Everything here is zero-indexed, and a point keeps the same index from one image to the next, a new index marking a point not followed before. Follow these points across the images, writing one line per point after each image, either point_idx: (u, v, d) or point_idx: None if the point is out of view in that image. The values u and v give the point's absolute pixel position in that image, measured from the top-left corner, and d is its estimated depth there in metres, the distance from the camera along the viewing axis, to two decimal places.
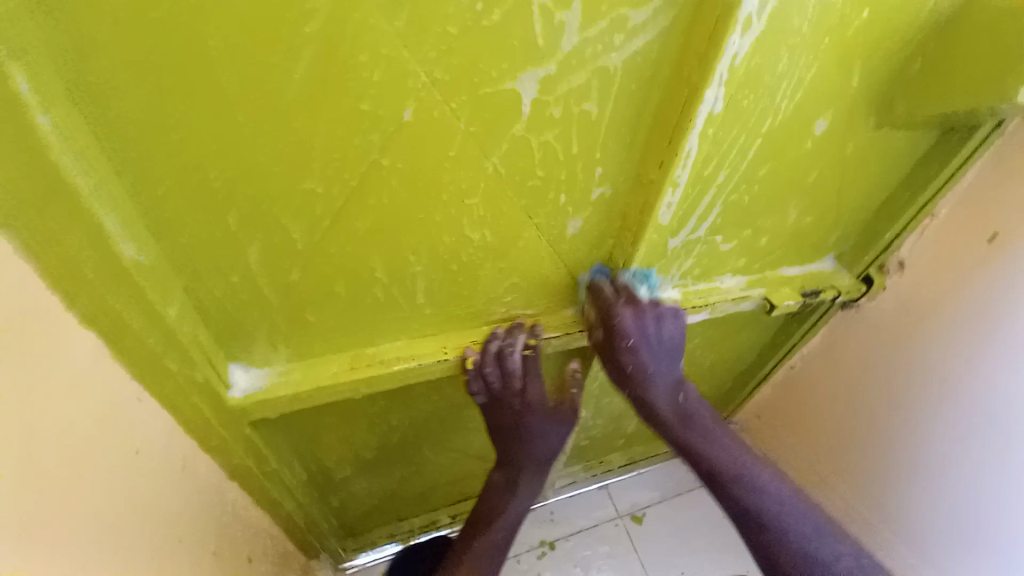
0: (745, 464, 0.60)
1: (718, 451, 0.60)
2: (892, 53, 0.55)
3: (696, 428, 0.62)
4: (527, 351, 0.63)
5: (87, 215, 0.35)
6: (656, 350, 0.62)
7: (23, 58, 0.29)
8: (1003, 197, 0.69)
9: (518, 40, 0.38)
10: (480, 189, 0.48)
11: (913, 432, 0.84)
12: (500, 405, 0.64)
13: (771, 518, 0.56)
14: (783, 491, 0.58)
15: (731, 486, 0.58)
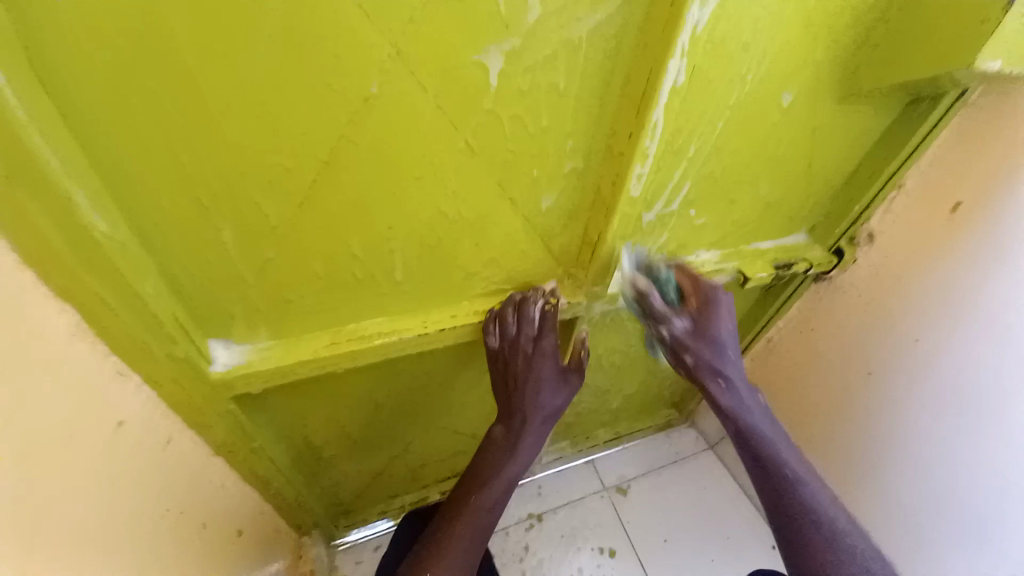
0: (805, 471, 0.62)
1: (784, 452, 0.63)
2: (853, 27, 0.56)
3: (760, 424, 0.65)
4: (546, 306, 0.67)
5: (55, 192, 0.35)
6: (733, 342, 0.67)
7: None
8: (967, 169, 0.71)
9: (481, 12, 0.39)
10: (451, 163, 0.49)
11: (887, 400, 0.88)
12: (514, 351, 0.66)
13: (827, 523, 0.58)
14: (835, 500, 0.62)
15: (796, 485, 0.61)
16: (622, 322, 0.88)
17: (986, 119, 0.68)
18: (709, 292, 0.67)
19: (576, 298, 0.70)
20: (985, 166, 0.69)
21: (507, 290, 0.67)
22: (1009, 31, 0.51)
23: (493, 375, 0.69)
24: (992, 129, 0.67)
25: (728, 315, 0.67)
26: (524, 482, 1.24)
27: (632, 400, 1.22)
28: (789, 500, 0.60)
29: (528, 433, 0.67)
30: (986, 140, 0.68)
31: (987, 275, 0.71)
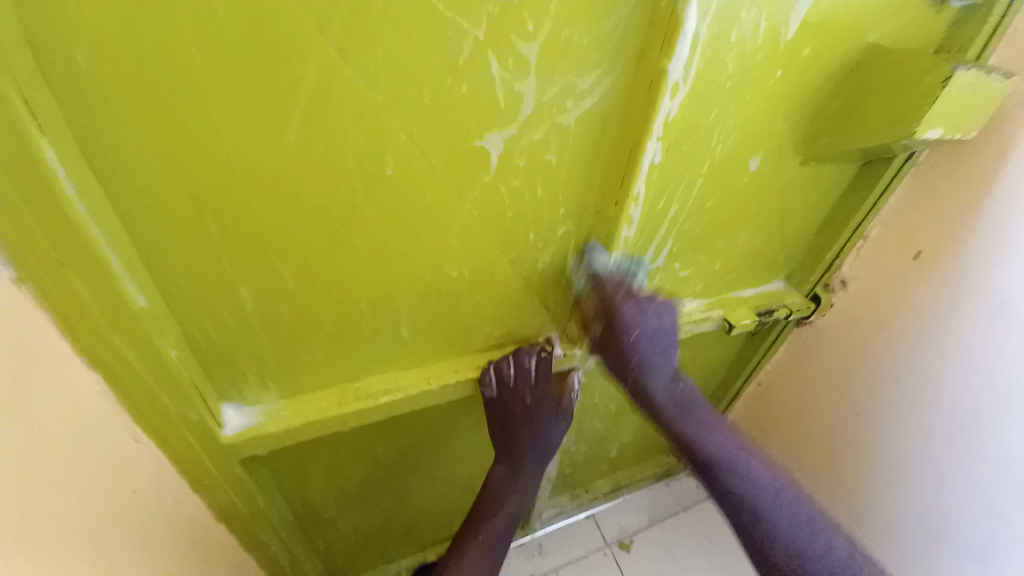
0: (734, 455, 0.66)
1: (711, 441, 0.66)
2: (806, 103, 0.64)
3: (693, 418, 0.68)
4: (541, 354, 0.70)
5: (101, 266, 0.38)
6: (656, 342, 0.66)
7: (52, 131, 0.33)
8: (924, 221, 0.78)
9: (483, 105, 0.45)
10: (456, 230, 0.53)
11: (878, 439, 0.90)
12: (512, 400, 0.69)
13: (763, 514, 0.62)
14: (772, 480, 0.64)
15: (721, 473, 0.65)
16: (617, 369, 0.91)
17: (933, 178, 0.76)
18: (609, 307, 0.63)
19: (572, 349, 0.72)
20: (939, 218, 0.76)
21: (507, 343, 0.70)
22: (946, 103, 0.58)
23: (490, 421, 0.71)
24: (939, 186, 0.76)
25: (640, 320, 0.65)
26: (523, 540, 1.20)
27: (630, 448, 1.22)
28: (719, 487, 0.65)
29: (528, 469, 0.70)
30: (947, 193, 0.75)
31: (954, 316, 0.76)
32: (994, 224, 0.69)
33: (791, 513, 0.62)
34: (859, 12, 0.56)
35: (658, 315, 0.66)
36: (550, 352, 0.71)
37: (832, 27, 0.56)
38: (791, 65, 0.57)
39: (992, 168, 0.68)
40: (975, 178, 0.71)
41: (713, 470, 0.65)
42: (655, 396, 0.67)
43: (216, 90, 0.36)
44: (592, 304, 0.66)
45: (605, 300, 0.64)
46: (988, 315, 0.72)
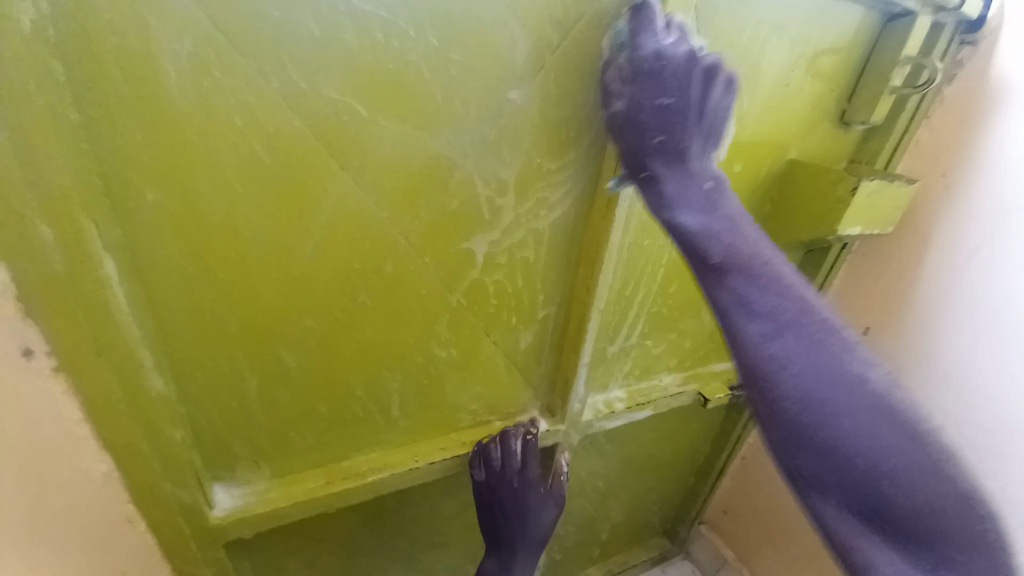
0: (767, 262, 0.48)
1: (784, 298, 0.46)
2: (747, 205, 0.75)
3: (720, 245, 0.48)
4: (526, 437, 0.71)
5: (128, 358, 0.43)
6: (690, 100, 0.47)
7: (111, 248, 0.40)
8: (864, 304, 0.88)
9: (470, 215, 0.54)
10: (446, 317, 0.60)
11: (907, 371, 0.84)
12: (500, 485, 0.70)
13: (825, 416, 0.44)
14: (831, 358, 0.45)
15: (739, 281, 0.47)
16: (599, 445, 0.93)
17: (866, 264, 0.87)
18: (646, 51, 0.46)
19: (556, 425, 0.75)
20: (878, 303, 0.86)
21: (492, 421, 0.73)
22: (863, 206, 0.70)
23: (479, 505, 0.73)
24: (876, 273, 0.86)
25: (682, 88, 0.47)
26: None
27: (621, 530, 1.19)
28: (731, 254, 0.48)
29: (520, 560, 0.74)
30: (896, 279, 0.83)
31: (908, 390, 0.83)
32: (943, 309, 0.78)
33: (852, 404, 0.43)
34: (775, 134, 0.69)
35: (706, 88, 0.47)
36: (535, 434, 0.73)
37: (754, 148, 0.69)
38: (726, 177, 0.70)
39: (942, 254, 0.77)
40: (904, 267, 0.82)
41: (802, 348, 0.45)
42: (680, 139, 0.48)
43: (249, 210, 0.44)
44: (620, 54, 0.48)
45: (637, 60, 0.47)
46: (939, 389, 0.80)
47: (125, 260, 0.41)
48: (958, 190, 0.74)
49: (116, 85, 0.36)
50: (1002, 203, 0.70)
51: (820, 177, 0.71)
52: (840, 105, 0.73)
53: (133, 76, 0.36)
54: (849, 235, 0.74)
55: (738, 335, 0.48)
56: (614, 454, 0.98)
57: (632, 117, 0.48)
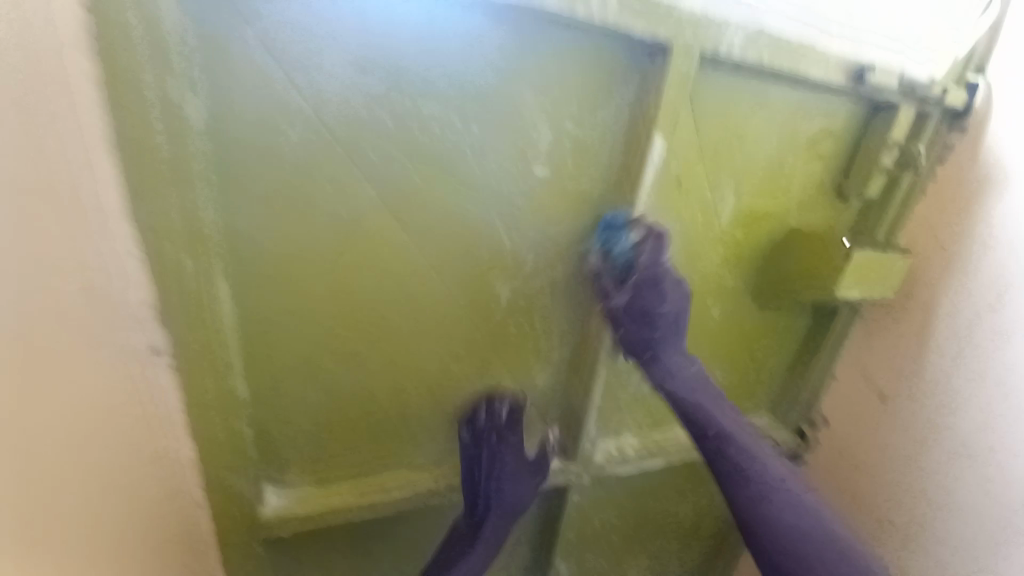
0: (734, 427, 0.68)
1: (766, 477, 0.66)
2: (750, 267, 0.83)
3: (706, 413, 0.67)
4: (514, 402, 0.72)
5: (218, 362, 0.55)
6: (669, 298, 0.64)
7: (224, 277, 0.52)
8: (881, 367, 0.89)
9: (497, 265, 0.64)
10: (472, 352, 0.69)
11: (936, 427, 0.84)
12: (481, 444, 0.71)
13: (795, 540, 0.64)
14: (794, 500, 0.65)
15: (729, 450, 0.66)
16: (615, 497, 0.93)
17: (877, 328, 0.90)
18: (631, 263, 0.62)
19: (568, 465, 0.80)
20: (894, 365, 0.88)
21: None
22: (858, 274, 0.75)
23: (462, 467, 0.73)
24: (891, 335, 0.88)
25: (660, 290, 0.63)
26: None
27: None
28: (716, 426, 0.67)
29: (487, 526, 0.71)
30: (911, 340, 0.85)
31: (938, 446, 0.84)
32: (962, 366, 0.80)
33: (814, 537, 0.64)
34: (774, 206, 0.78)
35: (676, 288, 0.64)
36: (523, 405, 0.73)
37: (753, 218, 0.77)
38: (728, 243, 0.78)
39: (955, 312, 0.80)
40: (918, 328, 0.84)
41: (789, 509, 0.65)
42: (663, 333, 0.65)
43: (326, 254, 0.56)
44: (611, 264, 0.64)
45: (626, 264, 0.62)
46: (972, 441, 0.80)
47: (235, 288, 0.54)
48: (967, 261, 0.78)
49: (248, 161, 0.50)
50: (1008, 277, 0.74)
51: (818, 243, 0.77)
52: (836, 180, 0.80)
53: (259, 153, 0.49)
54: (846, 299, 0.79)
55: (737, 498, 0.67)
56: (632, 511, 0.97)
57: (645, 310, 0.63)
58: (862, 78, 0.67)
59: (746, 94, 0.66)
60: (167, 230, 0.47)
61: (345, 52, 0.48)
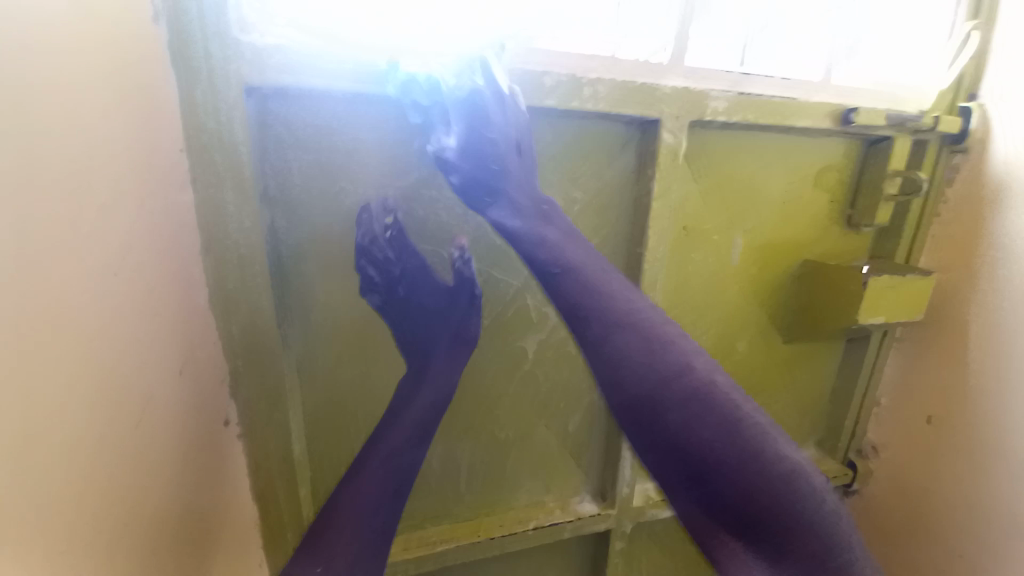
0: (586, 263, 0.48)
1: (654, 375, 0.45)
2: (770, 300, 0.84)
3: (538, 237, 0.49)
4: (387, 233, 0.57)
5: (282, 430, 0.61)
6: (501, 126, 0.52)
7: (289, 352, 0.60)
8: (924, 389, 0.88)
9: (521, 319, 0.69)
10: (506, 404, 0.73)
11: (987, 453, 0.79)
12: (393, 296, 0.58)
13: (659, 412, 0.45)
14: (655, 371, 0.45)
15: (570, 280, 0.47)
16: (661, 542, 0.91)
17: (914, 350, 0.89)
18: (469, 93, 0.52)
19: (608, 510, 0.79)
20: (936, 386, 0.86)
21: (547, 501, 0.81)
22: (882, 300, 0.75)
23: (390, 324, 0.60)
24: (925, 358, 0.87)
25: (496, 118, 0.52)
26: None
27: None
28: (561, 251, 0.48)
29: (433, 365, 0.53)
30: (947, 363, 0.84)
31: (992, 474, 0.79)
32: (1001, 387, 0.77)
33: (679, 420, 0.45)
34: (785, 240, 0.80)
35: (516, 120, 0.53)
36: (396, 226, 0.58)
37: (766, 252, 0.80)
38: (744, 279, 0.80)
39: (988, 329, 0.78)
40: (952, 348, 0.83)
41: (710, 421, 0.44)
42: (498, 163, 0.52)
43: (370, 325, 0.63)
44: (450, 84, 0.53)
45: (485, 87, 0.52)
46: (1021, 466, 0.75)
47: (293, 361, 0.61)
48: (990, 278, 0.77)
49: (303, 251, 0.58)
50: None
51: (834, 271, 0.78)
52: (844, 212, 0.82)
53: (313, 245, 0.58)
54: (875, 323, 0.78)
55: (592, 341, 0.47)
56: (681, 557, 0.95)
57: (485, 149, 0.52)
58: (850, 119, 0.70)
59: (740, 145, 0.71)
60: (240, 315, 0.55)
61: (380, 158, 0.57)
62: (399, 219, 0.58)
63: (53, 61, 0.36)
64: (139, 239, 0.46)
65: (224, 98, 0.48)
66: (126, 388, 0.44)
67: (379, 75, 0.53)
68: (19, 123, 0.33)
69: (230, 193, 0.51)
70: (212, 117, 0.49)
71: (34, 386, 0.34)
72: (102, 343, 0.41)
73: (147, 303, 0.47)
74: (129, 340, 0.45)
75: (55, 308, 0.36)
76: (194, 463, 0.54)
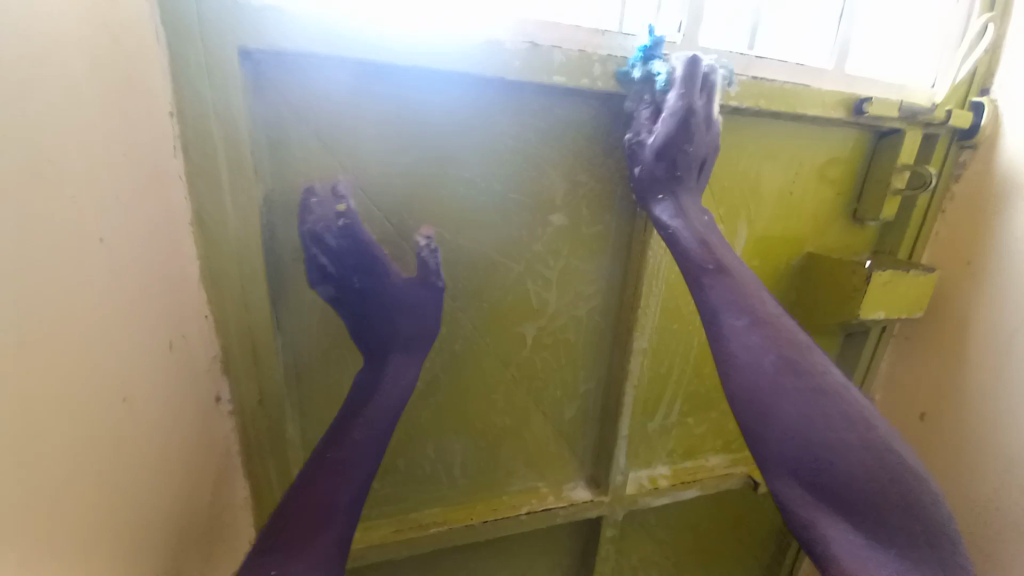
0: (732, 268, 0.55)
1: (784, 359, 0.51)
2: (771, 293, 0.83)
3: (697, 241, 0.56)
4: (340, 223, 0.51)
5: (276, 408, 0.60)
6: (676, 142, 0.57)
7: (283, 329, 0.60)
8: (919, 386, 0.88)
9: (521, 306, 0.68)
10: (503, 390, 0.73)
11: (981, 452, 0.80)
12: (348, 288, 0.53)
13: (786, 405, 0.50)
14: (786, 361, 0.51)
15: (723, 282, 0.54)
16: (652, 530, 0.92)
17: (911, 347, 0.89)
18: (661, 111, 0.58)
19: (602, 498, 0.80)
20: (933, 384, 0.86)
21: (540, 488, 0.81)
22: (883, 296, 0.75)
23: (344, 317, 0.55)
24: (922, 354, 0.88)
25: (687, 134, 0.57)
26: None
27: None
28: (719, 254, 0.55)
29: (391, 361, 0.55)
30: (944, 361, 0.84)
31: (985, 472, 0.80)
32: (999, 388, 0.77)
33: (804, 408, 0.50)
34: (789, 232, 0.79)
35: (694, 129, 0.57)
36: (349, 215, 0.52)
37: (769, 244, 0.79)
38: (746, 271, 0.80)
39: (990, 329, 0.78)
40: (951, 348, 0.83)
41: (830, 409, 0.50)
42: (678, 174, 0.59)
43: None
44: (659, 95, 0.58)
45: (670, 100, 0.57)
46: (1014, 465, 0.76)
47: (286, 340, 0.60)
48: (994, 278, 0.77)
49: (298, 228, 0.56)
50: None
51: (836, 266, 0.77)
52: (850, 206, 0.82)
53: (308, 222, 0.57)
54: (875, 319, 0.78)
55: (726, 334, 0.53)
56: (671, 545, 0.95)
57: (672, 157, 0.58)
58: (862, 110, 0.69)
59: (750, 134, 0.70)
60: (239, 290, 0.55)
61: (391, 134, 0.56)
62: (353, 209, 0.52)
63: (52, 13, 0.34)
64: (135, 209, 0.45)
65: (223, 65, 0.47)
66: (122, 360, 0.43)
67: (469, 51, 0.52)
68: (25, 77, 0.31)
69: (228, 166, 0.50)
70: (208, 83, 0.47)
71: (38, 352, 0.33)
72: (102, 311, 0.40)
73: (143, 273, 0.46)
74: (127, 313, 0.44)
75: (55, 275, 0.35)
76: (190, 438, 0.54)
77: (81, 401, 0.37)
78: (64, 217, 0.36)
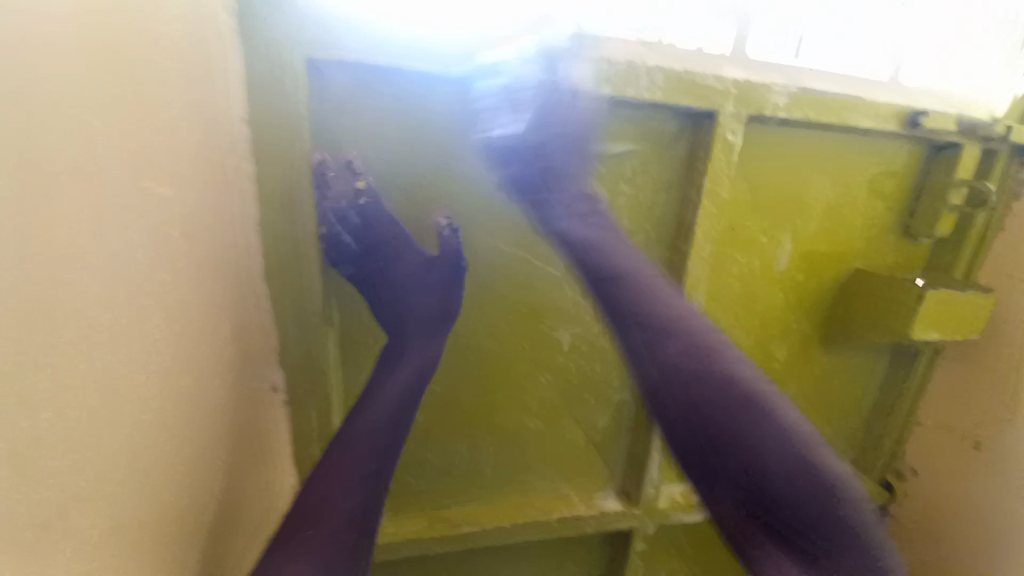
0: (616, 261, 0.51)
1: (695, 365, 0.46)
2: (815, 308, 0.81)
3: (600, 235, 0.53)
4: (362, 198, 0.56)
5: (325, 400, 0.63)
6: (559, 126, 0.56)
7: (338, 323, 0.62)
8: (972, 411, 0.83)
9: (560, 311, 0.69)
10: (538, 394, 0.73)
11: None
12: (369, 264, 0.57)
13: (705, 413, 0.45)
14: (695, 364, 0.46)
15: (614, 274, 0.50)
16: (684, 547, 0.90)
17: (964, 371, 0.83)
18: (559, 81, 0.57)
19: (633, 510, 0.78)
20: (987, 411, 0.81)
21: (570, 495, 0.80)
22: (933, 314, 0.71)
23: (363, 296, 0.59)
24: (974, 378, 0.83)
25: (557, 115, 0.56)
26: None
27: None
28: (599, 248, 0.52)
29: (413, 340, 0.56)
30: (999, 388, 0.80)
31: None
32: None
33: (715, 418, 0.44)
34: (835, 246, 0.77)
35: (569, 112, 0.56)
36: (370, 190, 0.57)
37: (814, 258, 0.77)
38: (789, 285, 0.78)
39: None
40: (1008, 373, 0.78)
41: (751, 421, 0.44)
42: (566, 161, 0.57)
43: None
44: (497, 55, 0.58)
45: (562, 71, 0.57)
46: None
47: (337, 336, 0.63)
48: None
49: None
50: None
51: (884, 281, 0.74)
52: (901, 222, 0.79)
53: None
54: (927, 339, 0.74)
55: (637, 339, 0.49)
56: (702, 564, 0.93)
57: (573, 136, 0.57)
58: (918, 123, 0.68)
59: (797, 146, 0.69)
60: (295, 286, 0.58)
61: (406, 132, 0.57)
62: (370, 185, 0.57)
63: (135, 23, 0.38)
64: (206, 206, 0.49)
65: (290, 76, 0.50)
66: (183, 345, 0.46)
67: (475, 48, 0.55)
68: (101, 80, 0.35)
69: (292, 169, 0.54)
70: (275, 92, 0.51)
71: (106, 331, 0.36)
72: (165, 300, 0.43)
73: (207, 265, 0.50)
74: (191, 301, 0.47)
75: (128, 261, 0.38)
76: (240, 424, 0.57)
77: (139, 383, 0.40)
78: (133, 211, 0.39)
